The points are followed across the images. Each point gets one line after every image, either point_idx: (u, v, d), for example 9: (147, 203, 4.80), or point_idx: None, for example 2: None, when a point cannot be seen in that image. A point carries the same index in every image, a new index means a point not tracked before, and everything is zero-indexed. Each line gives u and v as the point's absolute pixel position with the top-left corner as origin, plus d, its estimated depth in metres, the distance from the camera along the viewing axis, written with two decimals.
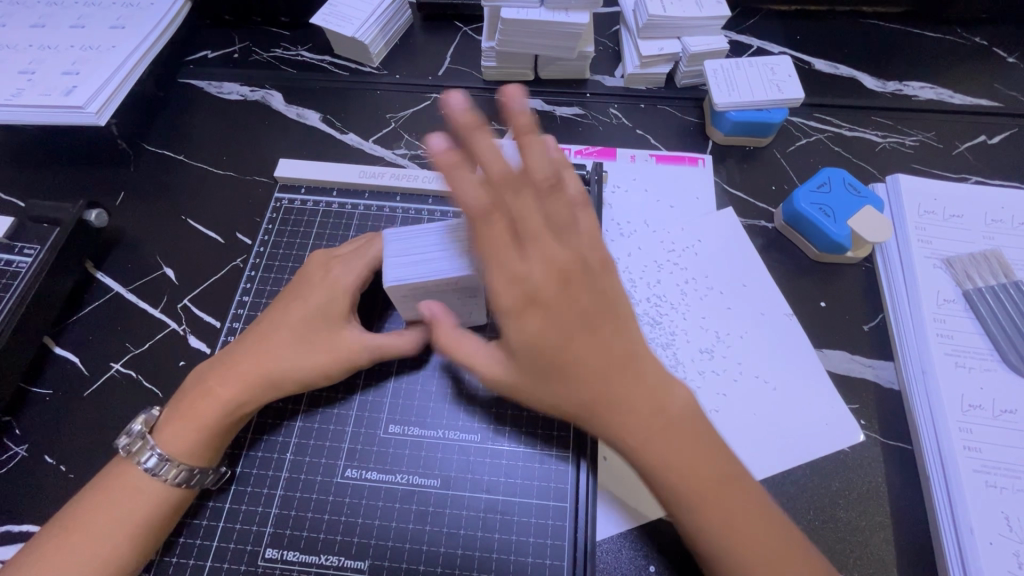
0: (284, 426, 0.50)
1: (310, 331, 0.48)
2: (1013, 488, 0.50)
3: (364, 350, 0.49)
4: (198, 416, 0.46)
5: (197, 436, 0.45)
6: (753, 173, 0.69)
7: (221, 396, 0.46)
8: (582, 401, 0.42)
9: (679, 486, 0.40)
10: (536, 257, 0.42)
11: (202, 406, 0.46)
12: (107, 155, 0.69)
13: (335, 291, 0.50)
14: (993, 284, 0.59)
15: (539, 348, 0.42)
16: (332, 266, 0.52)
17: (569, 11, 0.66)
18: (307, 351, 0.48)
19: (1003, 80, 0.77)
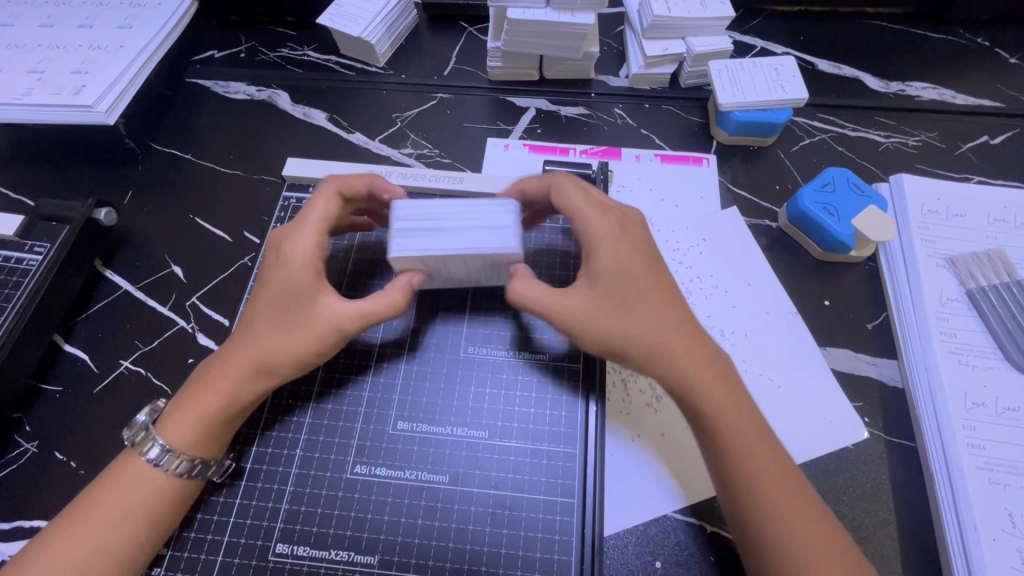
0: (299, 406, 0.51)
1: (283, 312, 0.47)
2: (1016, 485, 0.50)
3: (342, 320, 0.47)
4: (195, 412, 0.45)
5: (196, 430, 0.45)
6: (756, 173, 0.70)
7: (215, 390, 0.46)
8: (645, 333, 0.47)
9: (721, 425, 0.46)
10: (608, 219, 0.50)
11: (199, 400, 0.46)
12: (116, 154, 0.70)
13: (298, 265, 0.48)
14: (996, 283, 0.59)
15: (615, 284, 0.48)
16: (286, 240, 0.48)
17: (575, 12, 0.66)
18: (286, 334, 0.46)
19: (1004, 80, 0.77)
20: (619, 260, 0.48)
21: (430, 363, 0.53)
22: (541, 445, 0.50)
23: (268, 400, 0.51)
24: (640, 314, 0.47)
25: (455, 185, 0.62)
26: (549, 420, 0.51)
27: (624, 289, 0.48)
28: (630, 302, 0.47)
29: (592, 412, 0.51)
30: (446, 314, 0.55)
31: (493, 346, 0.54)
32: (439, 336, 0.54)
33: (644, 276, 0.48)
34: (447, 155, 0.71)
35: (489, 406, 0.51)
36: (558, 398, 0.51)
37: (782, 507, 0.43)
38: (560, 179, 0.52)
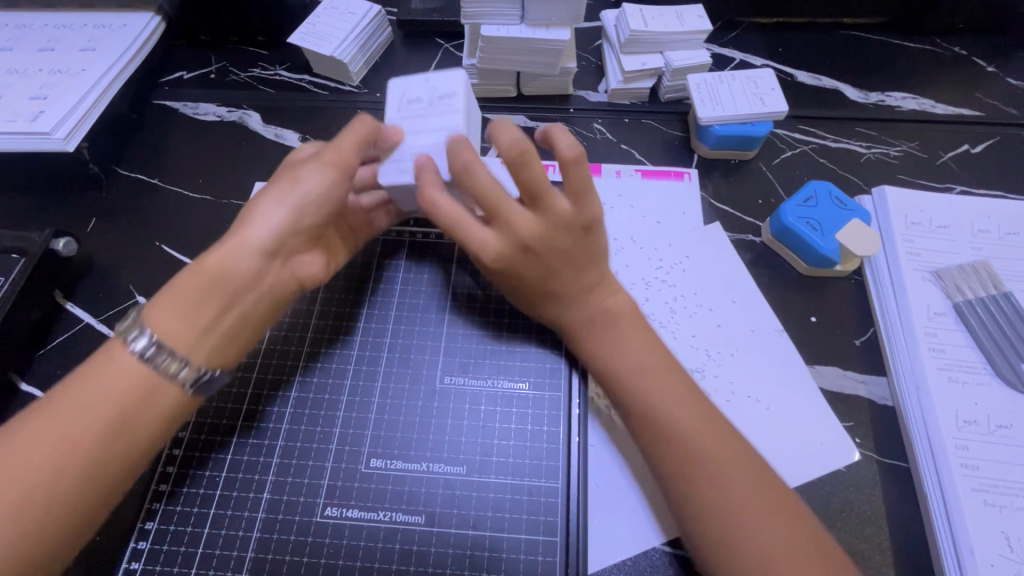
0: (280, 397, 0.51)
1: (272, 180, 0.48)
2: (1012, 506, 0.49)
3: (336, 149, 0.47)
4: (184, 290, 0.42)
5: (181, 310, 0.42)
6: (739, 188, 0.69)
7: (201, 266, 0.43)
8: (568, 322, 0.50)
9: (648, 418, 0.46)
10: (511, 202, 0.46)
11: (188, 278, 0.42)
12: (79, 181, 0.67)
13: (288, 163, 0.51)
14: (982, 296, 0.58)
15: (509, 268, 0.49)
16: (291, 153, 0.52)
17: (550, 28, 0.65)
18: (268, 190, 0.46)
19: (982, 89, 0.77)
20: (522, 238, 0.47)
21: (404, 395, 0.51)
22: (521, 480, 0.47)
23: (253, 380, 0.52)
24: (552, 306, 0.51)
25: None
26: (530, 453, 0.49)
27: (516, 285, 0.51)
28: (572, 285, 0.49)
29: (575, 445, 0.49)
30: (421, 342, 0.53)
31: (469, 377, 0.52)
32: (415, 367, 0.52)
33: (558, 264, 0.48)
34: None
35: (466, 442, 0.49)
36: (538, 430, 0.49)
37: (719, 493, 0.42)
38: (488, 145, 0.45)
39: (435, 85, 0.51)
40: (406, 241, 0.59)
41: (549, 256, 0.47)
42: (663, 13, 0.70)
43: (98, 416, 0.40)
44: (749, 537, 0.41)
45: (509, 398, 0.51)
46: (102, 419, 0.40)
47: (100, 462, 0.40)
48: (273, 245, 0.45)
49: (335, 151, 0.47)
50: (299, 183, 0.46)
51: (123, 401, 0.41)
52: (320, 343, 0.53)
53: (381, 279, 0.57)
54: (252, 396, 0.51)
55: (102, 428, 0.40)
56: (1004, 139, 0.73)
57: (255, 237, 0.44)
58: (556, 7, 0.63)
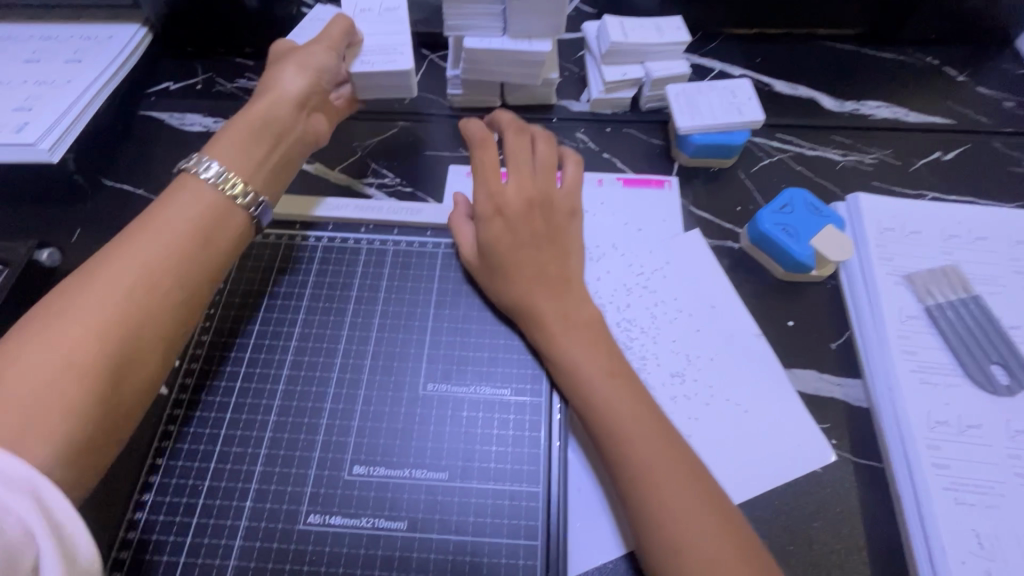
0: (264, 400, 0.52)
1: (283, 53, 0.63)
2: (981, 505, 0.50)
3: (322, 41, 0.61)
4: (237, 137, 0.56)
5: (242, 138, 0.56)
6: (718, 195, 0.70)
7: (251, 121, 0.57)
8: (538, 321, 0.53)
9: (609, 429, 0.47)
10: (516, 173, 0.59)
11: (241, 122, 0.57)
12: (65, 191, 0.68)
13: (284, 53, 0.63)
14: (952, 299, 0.60)
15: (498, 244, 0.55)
16: (278, 48, 0.64)
17: (532, 39, 0.66)
18: (286, 63, 0.61)
19: (954, 98, 0.79)
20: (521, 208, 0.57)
21: (387, 402, 0.51)
22: (503, 485, 0.48)
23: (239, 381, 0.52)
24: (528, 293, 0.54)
25: (311, 209, 0.62)
26: (511, 458, 0.49)
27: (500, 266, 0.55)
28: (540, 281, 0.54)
29: (555, 449, 0.50)
30: (404, 349, 0.54)
31: (453, 384, 0.52)
32: (397, 373, 0.53)
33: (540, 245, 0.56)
34: (409, 184, 0.69)
35: (448, 448, 0.49)
36: (519, 435, 0.50)
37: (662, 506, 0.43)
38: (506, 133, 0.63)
39: (383, 1, 0.65)
40: (390, 250, 0.60)
41: (538, 211, 0.57)
42: (643, 25, 0.72)
43: (151, 256, 0.47)
44: (668, 541, 0.42)
45: (491, 404, 0.52)
46: (155, 260, 0.47)
47: (160, 294, 0.47)
48: (298, 106, 0.60)
49: (326, 35, 0.60)
50: (306, 67, 0.60)
51: (171, 241, 0.49)
52: (304, 351, 0.54)
53: (364, 287, 0.58)
54: (240, 387, 0.52)
55: (156, 265, 0.47)
56: (974, 146, 0.75)
57: (288, 97, 0.59)
58: (537, 19, 0.64)
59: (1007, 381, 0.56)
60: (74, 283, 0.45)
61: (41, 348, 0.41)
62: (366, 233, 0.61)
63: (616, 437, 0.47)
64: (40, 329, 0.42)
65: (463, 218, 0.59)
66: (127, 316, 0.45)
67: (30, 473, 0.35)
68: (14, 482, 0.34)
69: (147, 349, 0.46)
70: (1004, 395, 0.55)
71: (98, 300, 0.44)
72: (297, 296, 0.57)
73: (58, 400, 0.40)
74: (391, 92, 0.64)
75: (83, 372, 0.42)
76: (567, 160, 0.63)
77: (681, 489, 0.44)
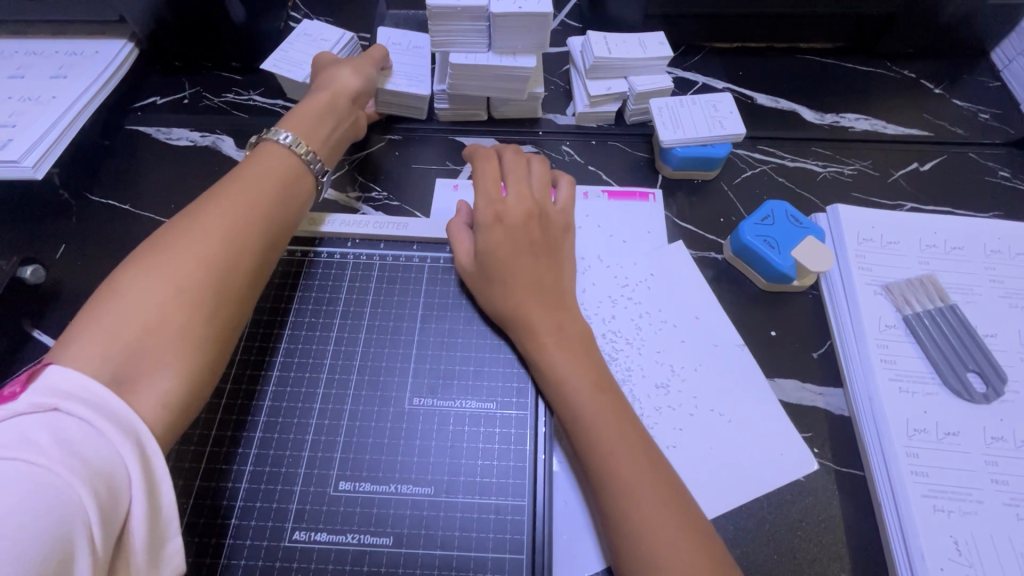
0: (250, 421, 0.51)
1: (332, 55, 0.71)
2: (959, 511, 0.51)
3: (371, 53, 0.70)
4: (305, 118, 0.62)
5: (309, 121, 0.62)
6: (702, 206, 0.71)
7: (315, 106, 0.64)
8: (528, 334, 0.53)
9: (596, 443, 0.47)
10: (515, 188, 0.59)
11: (307, 107, 0.64)
12: (49, 207, 0.67)
13: (330, 57, 0.70)
14: (930, 308, 0.61)
15: (492, 255, 0.56)
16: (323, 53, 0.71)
17: (516, 56, 0.67)
18: (339, 62, 0.68)
19: (930, 110, 0.81)
20: (515, 221, 0.57)
21: (373, 418, 0.52)
22: (488, 499, 0.48)
23: (225, 399, 0.52)
24: (521, 302, 0.54)
25: (316, 224, 0.62)
26: (497, 472, 0.50)
27: (494, 273, 0.55)
28: (530, 293, 0.54)
29: (540, 463, 0.50)
30: (390, 363, 0.54)
31: (439, 398, 0.53)
32: (383, 388, 0.53)
33: (531, 258, 0.56)
34: (396, 198, 0.70)
35: (434, 462, 0.50)
36: (505, 449, 0.51)
37: (643, 521, 0.44)
38: (503, 152, 0.64)
39: (412, 39, 0.76)
40: (377, 264, 0.60)
41: (534, 225, 0.58)
42: (626, 40, 0.73)
43: (240, 202, 0.52)
44: (643, 559, 0.43)
45: (477, 418, 0.52)
46: (243, 204, 0.52)
47: (250, 233, 0.51)
48: (355, 99, 0.67)
49: (371, 51, 0.70)
50: (363, 67, 0.68)
51: (255, 191, 0.53)
52: (290, 366, 0.54)
53: (350, 301, 0.58)
54: (226, 406, 0.52)
55: (246, 209, 0.52)
56: (950, 157, 0.77)
57: (347, 89, 0.66)
58: (522, 36, 0.65)
59: (983, 389, 0.57)
60: (171, 227, 0.49)
61: (156, 275, 0.45)
62: (353, 247, 0.61)
63: (601, 455, 0.47)
64: (150, 260, 0.46)
65: (462, 226, 0.60)
66: (226, 250, 0.49)
67: (130, 419, 0.38)
68: (117, 425, 0.37)
69: (245, 280, 0.50)
70: (980, 402, 0.56)
71: (200, 235, 0.48)
72: (283, 311, 0.57)
73: (177, 319, 0.44)
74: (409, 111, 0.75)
75: (194, 296, 0.46)
76: (561, 178, 0.64)
77: (660, 506, 0.44)
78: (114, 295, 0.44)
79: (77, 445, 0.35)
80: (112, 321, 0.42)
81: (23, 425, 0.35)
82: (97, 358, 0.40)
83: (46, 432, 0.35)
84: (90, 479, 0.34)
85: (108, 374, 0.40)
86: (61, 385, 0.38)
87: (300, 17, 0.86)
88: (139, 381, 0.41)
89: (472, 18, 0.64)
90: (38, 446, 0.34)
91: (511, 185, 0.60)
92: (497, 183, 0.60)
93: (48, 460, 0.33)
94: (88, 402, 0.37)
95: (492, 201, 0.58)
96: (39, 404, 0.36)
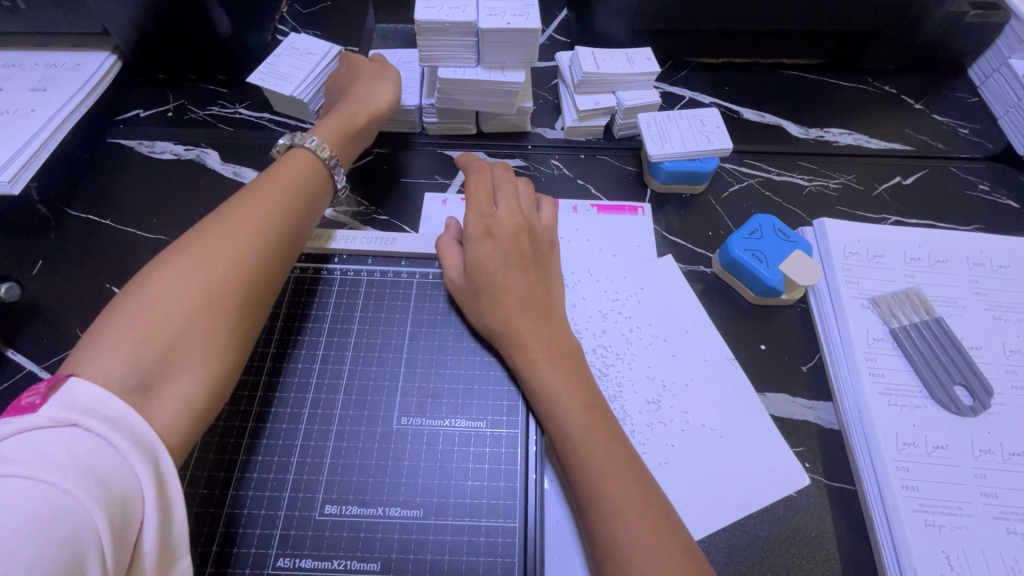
0: (233, 445, 0.50)
1: (359, 64, 0.70)
2: (951, 525, 0.51)
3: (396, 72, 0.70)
4: (333, 132, 0.63)
5: (336, 133, 0.63)
6: (690, 220, 0.71)
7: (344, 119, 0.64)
8: (519, 350, 0.52)
9: (590, 462, 0.47)
10: (507, 204, 0.59)
11: (335, 118, 0.64)
12: (26, 222, 0.66)
13: (358, 67, 0.70)
14: (916, 321, 0.62)
15: (485, 269, 0.55)
16: (351, 60, 0.71)
17: (505, 70, 0.67)
18: (366, 76, 0.69)
19: (911, 125, 0.83)
20: (509, 236, 0.57)
21: (360, 439, 0.50)
22: (479, 521, 0.47)
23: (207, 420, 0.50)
24: (513, 317, 0.53)
25: (326, 241, 0.61)
26: (487, 493, 0.49)
27: (486, 288, 0.55)
28: (522, 309, 0.54)
29: (531, 483, 0.49)
30: (378, 382, 0.53)
31: (427, 417, 0.52)
32: (371, 408, 0.52)
33: (523, 274, 0.56)
34: (385, 213, 0.69)
35: (423, 484, 0.49)
36: (495, 469, 0.50)
37: (638, 541, 0.43)
38: (494, 167, 0.64)
39: (402, 56, 0.77)
40: (364, 280, 0.60)
41: (527, 239, 0.58)
42: (614, 56, 0.73)
43: (258, 206, 0.51)
44: None
45: (466, 437, 0.51)
46: (271, 209, 0.52)
47: (277, 240, 0.51)
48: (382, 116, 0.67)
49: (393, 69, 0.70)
50: (393, 85, 0.69)
51: (282, 196, 0.53)
52: (275, 385, 0.53)
53: (337, 318, 0.57)
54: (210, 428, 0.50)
55: (266, 214, 0.51)
56: (932, 171, 0.78)
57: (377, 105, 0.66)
58: (510, 51, 0.65)
59: (970, 402, 0.57)
60: (190, 231, 0.49)
61: (185, 279, 0.45)
62: (340, 263, 0.60)
63: (594, 474, 0.46)
64: (178, 263, 0.46)
65: (451, 242, 0.60)
66: (254, 258, 0.49)
67: (149, 436, 0.37)
68: (135, 443, 0.36)
69: (269, 288, 0.50)
70: (968, 415, 0.57)
71: (228, 240, 0.48)
72: (267, 329, 0.55)
73: (204, 326, 0.44)
74: (403, 127, 0.75)
75: (222, 304, 0.46)
76: (543, 200, 0.64)
77: (655, 526, 0.44)
78: (133, 304, 0.43)
79: (92, 464, 0.33)
80: (141, 325, 0.42)
81: (41, 440, 0.34)
82: (124, 362, 0.40)
83: (63, 449, 0.34)
84: (105, 501, 0.33)
85: (134, 381, 0.40)
86: (81, 397, 0.37)
87: (287, 30, 0.86)
88: (163, 387, 0.41)
89: (460, 34, 0.64)
90: (53, 464, 0.33)
91: (501, 201, 0.60)
92: (490, 198, 0.60)
93: (63, 479, 0.32)
94: (107, 418, 0.36)
95: (484, 216, 0.58)
96: (57, 417, 0.35)
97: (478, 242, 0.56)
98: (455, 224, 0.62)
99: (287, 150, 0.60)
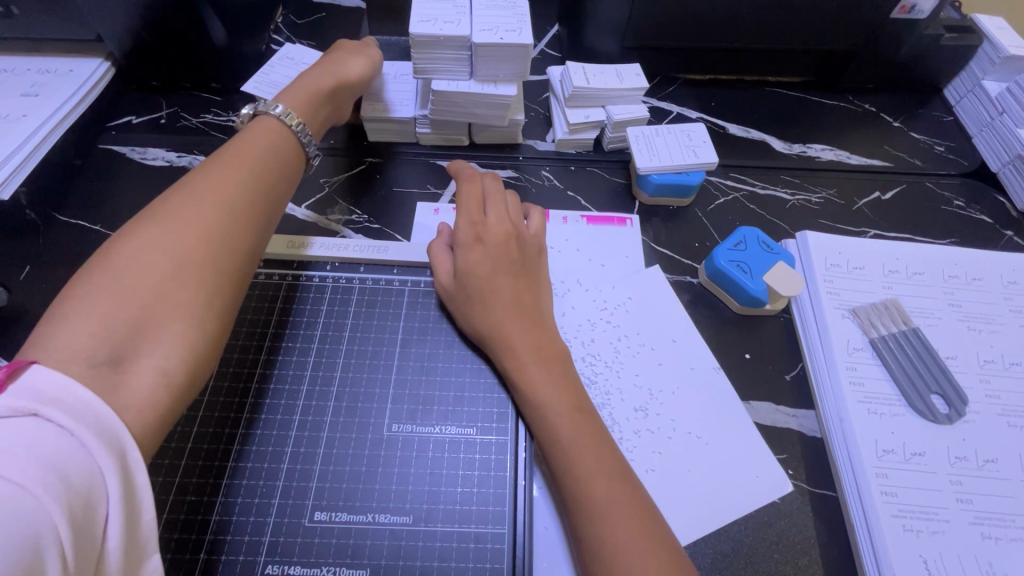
0: (222, 451, 0.50)
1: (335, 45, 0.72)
2: (928, 530, 0.53)
3: (371, 53, 0.72)
4: (302, 97, 0.63)
5: (305, 99, 0.63)
6: (677, 232, 0.73)
7: (314, 87, 0.64)
8: (506, 352, 0.53)
9: (572, 463, 0.48)
10: (493, 211, 0.60)
11: (305, 86, 0.64)
12: (14, 227, 0.65)
13: (334, 47, 0.71)
14: (895, 331, 0.63)
15: (472, 273, 0.56)
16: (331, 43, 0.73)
17: (498, 83, 0.69)
18: (339, 52, 0.70)
19: (890, 141, 0.86)
20: (494, 241, 0.58)
21: (350, 446, 0.51)
22: (468, 528, 0.48)
23: (193, 428, 0.50)
24: (498, 320, 0.54)
25: (300, 248, 0.61)
26: (477, 500, 0.49)
27: (473, 290, 0.56)
28: (507, 312, 0.55)
29: (520, 489, 0.50)
30: (369, 389, 0.54)
31: (417, 424, 0.52)
32: (361, 415, 0.52)
33: (507, 277, 0.56)
34: (377, 221, 0.70)
35: (413, 491, 0.49)
36: (484, 475, 0.50)
37: (618, 540, 0.44)
38: (480, 175, 0.65)
39: (397, 67, 0.78)
40: (356, 288, 0.60)
41: (508, 243, 0.58)
42: (604, 71, 0.75)
43: (237, 182, 0.51)
44: None
45: (456, 444, 0.51)
46: (246, 184, 0.51)
47: (253, 217, 0.50)
48: (353, 90, 0.68)
49: (369, 50, 0.72)
50: (366, 63, 0.70)
51: (257, 171, 0.53)
52: (265, 392, 0.53)
53: (328, 327, 0.57)
54: (195, 434, 0.50)
55: (243, 189, 0.51)
56: (909, 187, 0.81)
57: (348, 79, 0.67)
58: (503, 65, 0.67)
59: (947, 410, 0.59)
60: (164, 204, 0.47)
61: (160, 252, 0.44)
62: (333, 270, 0.61)
63: (578, 474, 0.47)
64: (144, 237, 0.45)
65: (443, 247, 0.61)
66: (226, 229, 0.48)
67: (116, 429, 0.36)
68: (101, 437, 0.35)
69: (245, 261, 0.49)
70: (945, 423, 0.58)
71: (199, 212, 0.47)
72: (259, 335, 0.56)
73: (179, 297, 0.43)
74: (396, 136, 0.76)
75: (193, 274, 0.45)
76: (531, 209, 0.65)
77: (633, 528, 0.44)
78: (106, 276, 0.42)
79: (55, 459, 0.32)
80: (109, 298, 0.41)
81: (1, 432, 0.32)
82: (93, 337, 0.39)
83: (24, 442, 0.32)
84: (67, 499, 0.31)
85: (104, 355, 0.39)
86: (45, 386, 0.35)
87: (282, 40, 0.87)
88: (137, 362, 0.40)
89: (454, 47, 0.66)
90: (13, 459, 0.31)
91: (487, 210, 0.61)
92: (479, 206, 0.61)
93: (24, 477, 0.31)
94: (73, 409, 0.35)
95: (471, 222, 0.59)
96: (17, 407, 0.33)
97: (468, 245, 0.57)
98: (447, 231, 0.63)
99: (253, 118, 0.59)
